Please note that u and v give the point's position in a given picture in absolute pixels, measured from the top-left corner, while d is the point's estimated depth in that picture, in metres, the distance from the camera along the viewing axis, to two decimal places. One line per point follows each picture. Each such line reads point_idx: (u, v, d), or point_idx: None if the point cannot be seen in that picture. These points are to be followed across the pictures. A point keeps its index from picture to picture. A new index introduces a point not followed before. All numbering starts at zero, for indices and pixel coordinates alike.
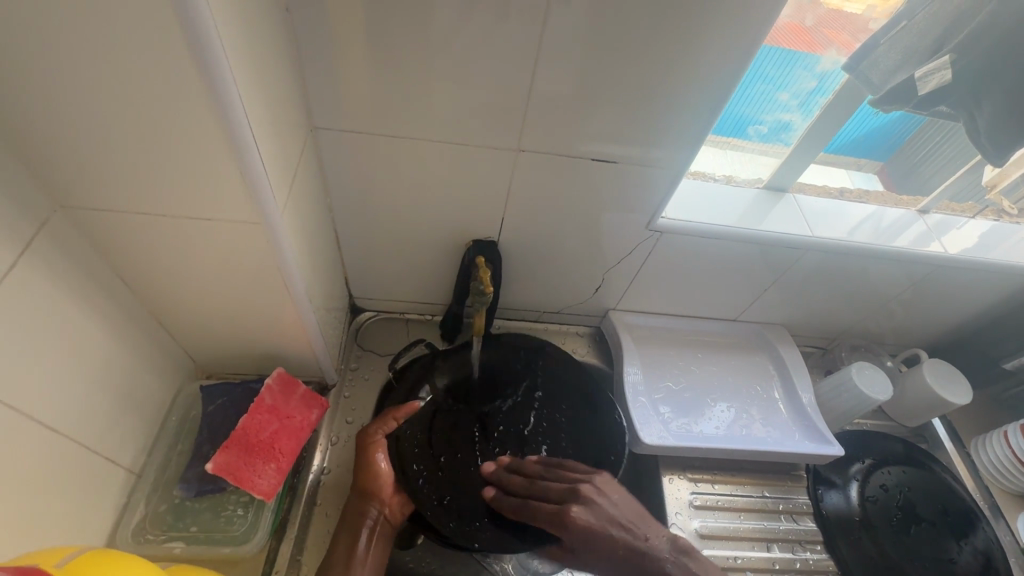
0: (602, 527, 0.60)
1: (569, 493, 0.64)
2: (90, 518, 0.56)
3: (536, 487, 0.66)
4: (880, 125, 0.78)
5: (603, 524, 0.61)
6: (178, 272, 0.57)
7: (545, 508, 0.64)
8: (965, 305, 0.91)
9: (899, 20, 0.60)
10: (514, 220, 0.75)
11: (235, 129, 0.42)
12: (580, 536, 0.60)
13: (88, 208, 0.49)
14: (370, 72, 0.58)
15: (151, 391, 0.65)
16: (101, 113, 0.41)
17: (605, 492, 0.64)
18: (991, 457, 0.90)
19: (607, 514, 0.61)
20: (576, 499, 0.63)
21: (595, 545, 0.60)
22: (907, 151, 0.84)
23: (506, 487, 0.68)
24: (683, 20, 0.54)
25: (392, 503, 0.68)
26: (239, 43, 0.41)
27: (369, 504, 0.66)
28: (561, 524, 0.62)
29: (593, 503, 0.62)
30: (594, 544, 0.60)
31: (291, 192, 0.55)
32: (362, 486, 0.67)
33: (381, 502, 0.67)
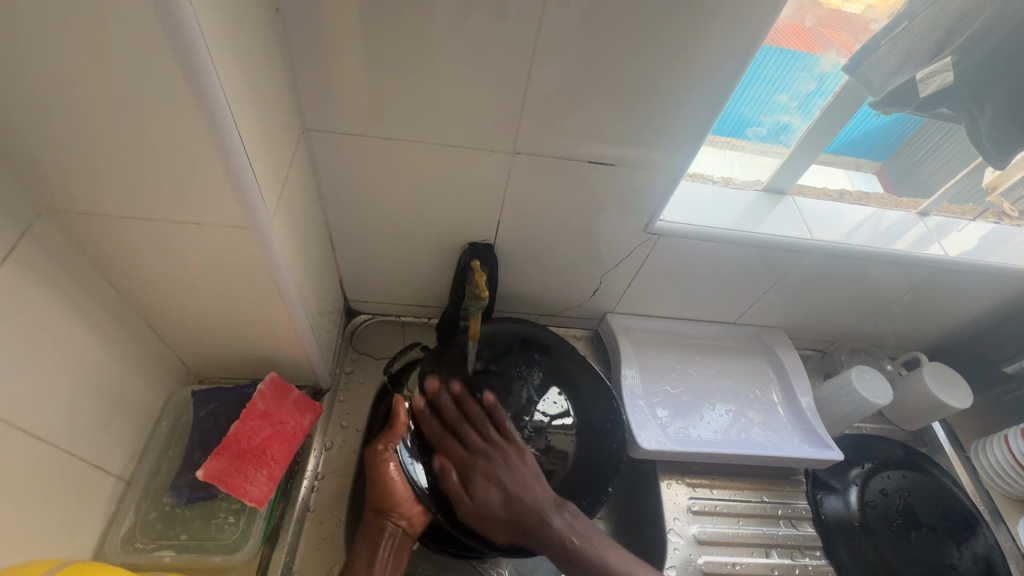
0: (501, 490, 0.67)
1: (483, 450, 0.70)
2: (77, 527, 0.55)
3: (459, 430, 0.71)
4: (880, 126, 0.78)
5: (502, 486, 0.67)
6: (168, 277, 0.56)
7: (455, 450, 0.70)
8: (965, 308, 0.90)
9: (901, 20, 0.59)
10: (510, 222, 0.74)
11: (222, 131, 0.41)
12: (475, 490, 0.67)
13: (74, 212, 0.48)
14: (363, 73, 0.57)
15: (141, 397, 0.64)
16: (84, 115, 0.40)
17: (519, 457, 0.70)
18: (991, 461, 0.90)
19: (511, 478, 0.68)
20: (489, 457, 0.70)
21: (484, 503, 0.67)
22: (905, 152, 0.83)
23: (435, 413, 0.72)
24: (680, 20, 0.53)
25: (410, 515, 0.67)
26: (227, 43, 0.40)
27: (386, 517, 0.65)
28: (467, 477, 0.68)
29: (500, 466, 0.69)
30: (483, 501, 0.67)
31: (283, 195, 0.54)
32: (377, 500, 0.66)
33: (399, 515, 0.66)
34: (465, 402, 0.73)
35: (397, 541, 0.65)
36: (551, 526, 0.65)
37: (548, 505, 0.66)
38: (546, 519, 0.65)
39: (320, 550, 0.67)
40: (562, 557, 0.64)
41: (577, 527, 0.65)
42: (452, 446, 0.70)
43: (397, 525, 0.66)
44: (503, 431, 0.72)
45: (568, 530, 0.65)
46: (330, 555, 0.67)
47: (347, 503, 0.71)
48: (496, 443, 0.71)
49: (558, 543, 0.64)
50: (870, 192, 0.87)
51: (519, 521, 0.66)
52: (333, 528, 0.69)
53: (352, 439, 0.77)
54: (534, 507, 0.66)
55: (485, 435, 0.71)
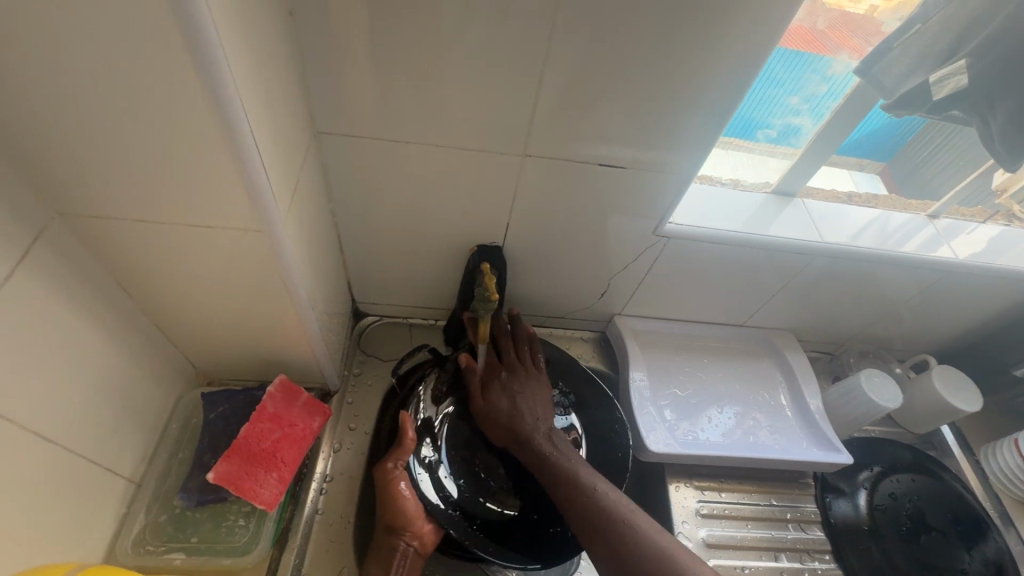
0: (510, 399, 0.73)
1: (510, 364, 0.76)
2: (88, 530, 0.55)
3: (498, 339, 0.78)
4: (883, 126, 0.77)
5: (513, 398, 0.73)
6: (180, 280, 0.56)
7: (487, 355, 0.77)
8: (975, 311, 0.90)
9: (914, 22, 0.60)
10: (519, 225, 0.74)
11: (237, 136, 0.41)
12: (489, 390, 0.74)
13: (88, 216, 0.48)
14: (374, 76, 0.57)
15: (151, 399, 0.64)
16: (100, 119, 0.40)
17: (539, 382, 0.75)
18: (1001, 465, 0.89)
19: (523, 394, 0.73)
20: (512, 372, 0.75)
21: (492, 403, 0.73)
22: (910, 150, 0.82)
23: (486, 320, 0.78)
24: (693, 23, 0.53)
25: (422, 533, 0.66)
26: (242, 48, 0.40)
27: (399, 536, 0.65)
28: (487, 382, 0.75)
29: (519, 382, 0.74)
30: (492, 404, 0.72)
31: (294, 198, 0.54)
32: (390, 519, 0.65)
33: (412, 533, 0.65)
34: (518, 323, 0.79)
35: (409, 562, 0.64)
36: (536, 445, 0.69)
37: (542, 429, 0.70)
38: (534, 439, 0.69)
39: (329, 553, 0.67)
40: (539, 471, 0.68)
41: (563, 451, 0.68)
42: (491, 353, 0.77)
43: (410, 544, 0.65)
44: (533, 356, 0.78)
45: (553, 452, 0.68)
46: (339, 558, 0.67)
47: (356, 506, 0.71)
48: (525, 364, 0.77)
49: (540, 460, 0.68)
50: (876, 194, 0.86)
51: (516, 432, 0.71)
52: (342, 530, 0.69)
53: (360, 441, 0.77)
54: (532, 425, 0.71)
55: (518, 355, 0.77)
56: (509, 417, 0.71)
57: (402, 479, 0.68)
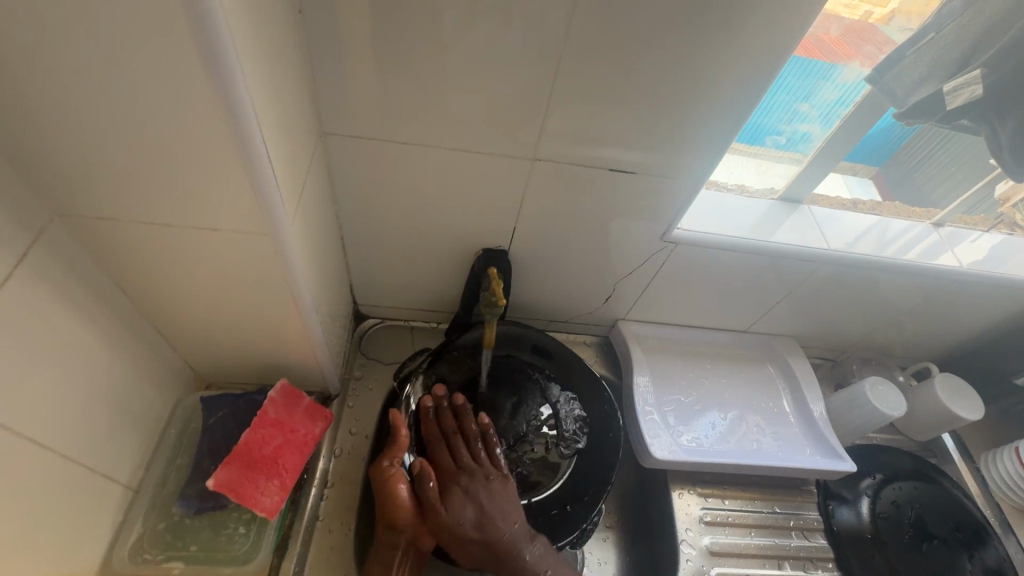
0: (477, 509, 0.66)
1: (467, 467, 0.69)
2: (84, 539, 0.54)
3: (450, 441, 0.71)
4: (881, 133, 0.77)
5: (479, 507, 0.66)
6: (182, 283, 0.55)
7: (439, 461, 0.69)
8: (978, 319, 0.90)
9: (927, 32, 0.61)
10: (525, 229, 0.74)
11: (247, 138, 0.40)
12: (452, 501, 0.66)
13: (88, 217, 0.46)
14: (383, 77, 0.56)
15: (149, 403, 0.62)
16: (105, 118, 0.38)
17: (502, 483, 0.69)
18: (1002, 473, 0.90)
19: (491, 501, 0.67)
20: (474, 476, 0.69)
21: (458, 517, 0.65)
22: (904, 154, 0.81)
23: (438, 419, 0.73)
24: (708, 30, 0.53)
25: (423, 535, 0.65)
26: (253, 46, 0.39)
27: (399, 536, 0.63)
28: (446, 489, 0.67)
29: (483, 487, 0.68)
30: (458, 517, 0.65)
31: (301, 200, 0.53)
32: (389, 517, 0.63)
33: (410, 533, 0.64)
34: (465, 416, 0.73)
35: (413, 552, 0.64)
36: (521, 558, 0.64)
37: (521, 535, 0.66)
38: (518, 550, 0.64)
39: (329, 561, 0.66)
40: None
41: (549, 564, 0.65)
42: (443, 455, 0.70)
43: (410, 543, 0.64)
44: (491, 451, 0.72)
45: (538, 562, 0.65)
46: (340, 566, 0.66)
47: (356, 513, 0.70)
48: (484, 463, 0.70)
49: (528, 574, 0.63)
50: (864, 200, 0.86)
51: (491, 546, 0.65)
52: (342, 538, 0.68)
53: (361, 446, 0.76)
54: (509, 535, 0.65)
55: (473, 453, 0.71)
56: (480, 531, 0.65)
57: (401, 478, 0.65)
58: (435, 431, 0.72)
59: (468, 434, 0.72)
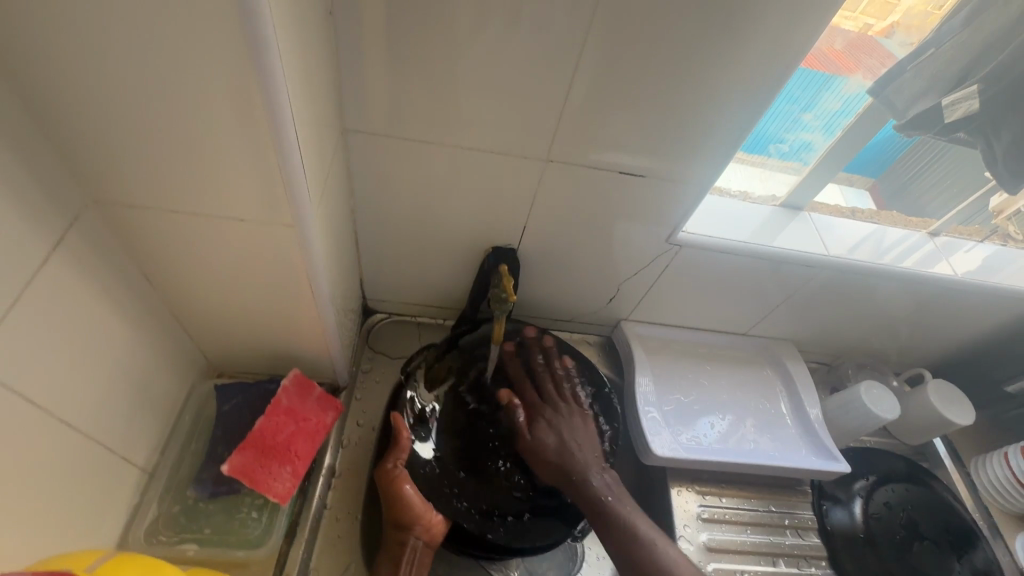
0: (559, 437, 0.73)
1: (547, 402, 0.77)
2: (102, 519, 0.55)
3: (538, 380, 0.79)
4: (878, 145, 0.79)
5: (560, 435, 0.73)
6: (204, 271, 0.56)
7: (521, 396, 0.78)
8: (971, 327, 0.92)
9: (927, 47, 0.64)
10: (535, 229, 0.75)
11: (281, 131, 0.42)
12: (537, 429, 0.74)
13: (120, 204, 0.48)
14: (405, 76, 0.58)
15: (166, 389, 0.64)
16: (147, 107, 0.40)
17: (583, 419, 0.76)
18: (992, 478, 0.92)
19: (571, 431, 0.74)
20: (558, 410, 0.76)
21: (541, 443, 0.73)
22: (899, 168, 0.84)
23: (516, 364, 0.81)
24: (719, 41, 0.55)
25: (431, 529, 0.67)
26: (291, 44, 0.41)
27: (407, 532, 0.66)
28: (531, 422, 0.75)
29: (564, 420, 0.75)
30: (540, 444, 0.73)
31: (323, 194, 0.55)
32: (394, 517, 0.66)
33: (416, 530, 0.66)
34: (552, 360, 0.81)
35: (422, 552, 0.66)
36: (590, 483, 0.70)
37: (593, 465, 0.71)
38: (587, 476, 0.70)
39: (336, 548, 0.68)
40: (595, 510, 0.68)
41: (615, 492, 0.69)
42: (528, 392, 0.78)
43: (419, 539, 0.66)
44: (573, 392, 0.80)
45: (605, 488, 0.69)
46: (347, 554, 0.67)
47: (363, 501, 0.71)
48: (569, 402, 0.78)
49: (592, 495, 0.69)
50: (859, 209, 0.88)
51: (566, 469, 0.71)
52: (349, 526, 0.69)
53: (368, 437, 0.77)
54: (581, 462, 0.71)
55: (559, 392, 0.79)
56: (559, 455, 0.71)
57: (403, 477, 0.68)
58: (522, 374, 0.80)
59: (551, 378, 0.80)
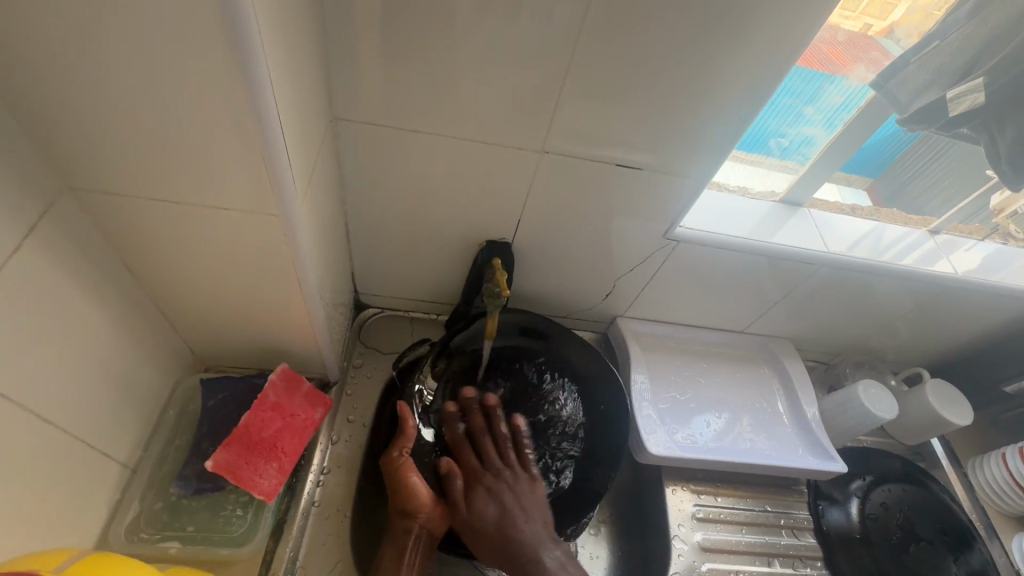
0: (499, 506, 0.67)
1: (484, 474, 0.70)
2: (81, 516, 0.54)
3: (479, 443, 0.72)
4: (876, 144, 0.78)
5: (501, 505, 0.67)
6: (188, 262, 0.55)
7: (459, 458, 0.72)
8: (971, 326, 0.91)
9: (932, 39, 0.63)
10: (530, 223, 0.74)
11: (263, 118, 0.40)
12: (474, 499, 0.67)
13: (99, 192, 0.47)
14: (395, 64, 0.56)
15: (149, 383, 0.62)
16: (122, 88, 0.39)
17: (528, 486, 0.69)
18: (989, 478, 0.91)
19: (514, 500, 0.67)
20: (501, 476, 0.70)
21: (480, 514, 0.66)
22: (901, 167, 0.83)
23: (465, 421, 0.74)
24: (720, 32, 0.53)
25: (436, 518, 0.66)
26: (274, 26, 0.39)
27: (412, 521, 0.65)
28: (472, 489, 0.69)
29: (508, 488, 0.68)
30: (479, 515, 0.66)
31: (311, 184, 0.53)
32: (402, 505, 0.65)
33: (422, 519, 0.65)
34: (499, 420, 0.74)
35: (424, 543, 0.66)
36: (540, 563, 0.62)
37: (544, 540, 0.64)
38: (538, 554, 0.62)
39: (324, 547, 0.66)
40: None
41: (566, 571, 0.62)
42: (470, 456, 0.71)
43: (423, 528, 0.65)
44: (521, 455, 0.72)
45: (558, 568, 0.62)
46: (335, 552, 0.66)
47: (353, 499, 0.70)
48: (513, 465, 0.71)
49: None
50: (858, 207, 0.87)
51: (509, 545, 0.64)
52: (338, 525, 0.68)
53: (358, 434, 0.76)
54: (528, 535, 0.64)
55: (502, 454, 0.72)
56: (501, 530, 0.65)
57: (411, 467, 0.66)
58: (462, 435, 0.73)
59: (494, 439, 0.73)
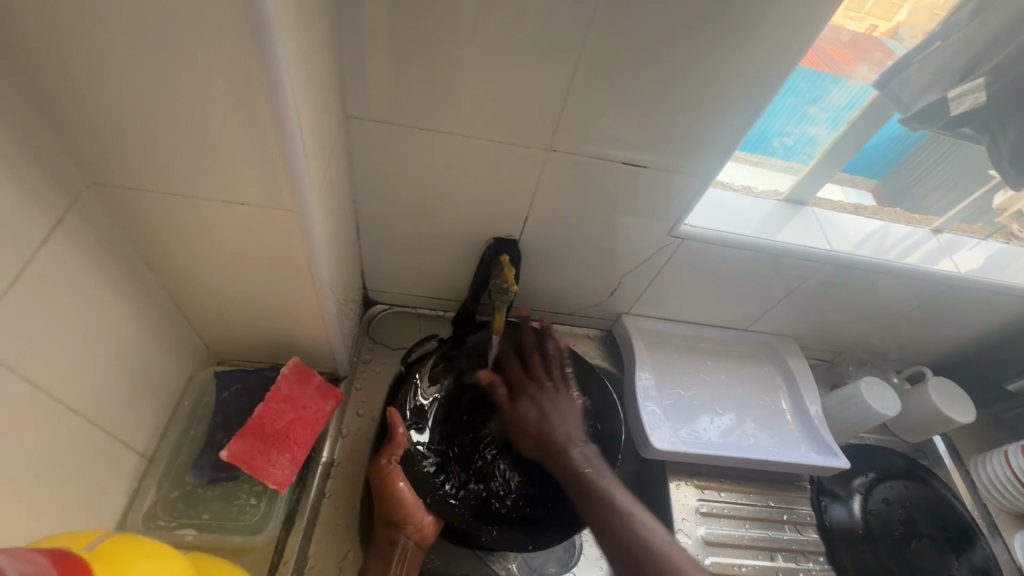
0: (539, 413, 0.73)
1: (529, 383, 0.76)
2: (100, 503, 0.55)
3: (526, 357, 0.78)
4: (878, 145, 0.79)
5: (542, 410, 0.73)
6: (204, 256, 0.56)
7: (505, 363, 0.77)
8: (974, 324, 0.92)
9: (934, 40, 0.64)
10: (537, 220, 0.75)
11: (282, 116, 0.42)
12: (518, 404, 0.74)
13: (121, 187, 0.48)
14: (407, 64, 0.57)
15: (165, 375, 0.64)
16: (147, 87, 0.40)
17: (569, 397, 0.75)
18: (991, 476, 0.92)
19: (553, 408, 0.73)
20: (543, 387, 0.75)
21: (523, 416, 0.73)
22: (905, 166, 0.84)
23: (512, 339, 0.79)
24: (725, 32, 0.55)
25: (422, 527, 0.67)
26: (294, 27, 0.40)
27: (399, 531, 0.66)
28: (517, 396, 0.75)
29: (551, 397, 0.74)
30: (522, 416, 0.73)
31: (325, 181, 0.55)
32: (388, 515, 0.66)
33: (408, 529, 0.66)
34: (546, 338, 0.79)
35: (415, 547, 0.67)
36: (569, 455, 0.69)
37: (577, 439, 0.71)
38: (569, 449, 0.69)
39: (335, 537, 0.68)
40: (575, 482, 0.68)
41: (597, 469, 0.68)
42: (516, 368, 0.77)
43: (410, 538, 0.66)
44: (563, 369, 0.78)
45: (585, 462, 0.69)
46: (345, 543, 0.67)
47: (362, 491, 0.71)
48: (556, 378, 0.77)
49: (572, 468, 0.68)
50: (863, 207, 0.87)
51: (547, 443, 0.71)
52: (348, 516, 0.69)
53: (368, 428, 0.77)
54: (563, 436, 0.71)
55: (546, 369, 0.77)
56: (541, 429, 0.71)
57: (397, 474, 0.68)
58: (508, 351, 0.79)
59: (540, 354, 0.78)
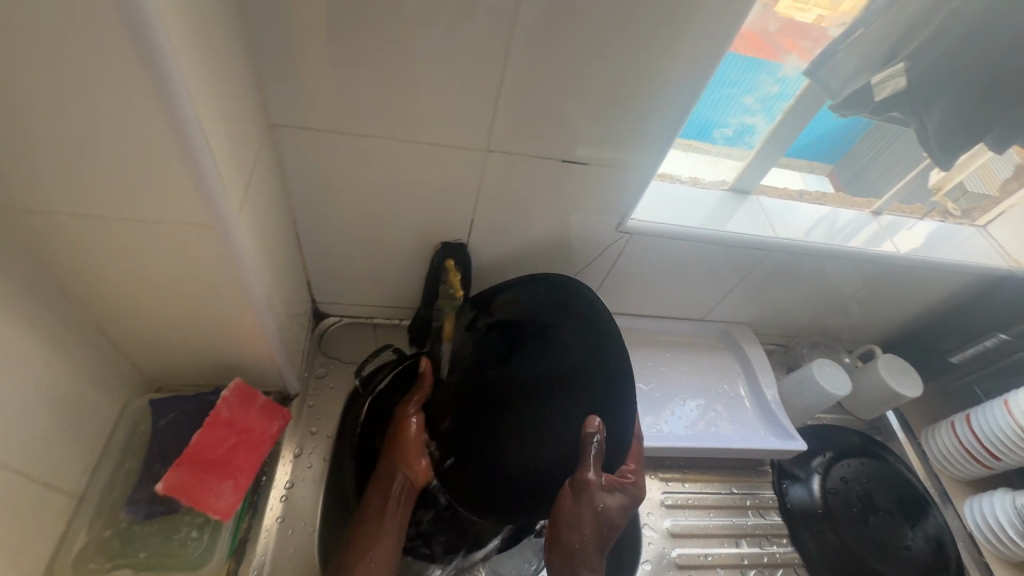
0: (575, 505, 0.63)
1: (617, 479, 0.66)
2: (23, 550, 0.52)
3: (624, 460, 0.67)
4: (831, 131, 0.81)
5: (582, 508, 0.63)
6: (124, 279, 0.53)
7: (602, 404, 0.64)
8: (916, 301, 0.95)
9: (857, 27, 0.64)
10: (483, 223, 0.74)
11: (183, 125, 0.39)
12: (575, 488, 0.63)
13: (17, 211, 0.45)
14: (327, 68, 0.55)
15: (92, 407, 0.60)
16: (29, 103, 0.37)
17: (610, 511, 0.64)
18: (941, 446, 0.95)
19: (594, 518, 0.63)
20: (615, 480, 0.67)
21: (570, 496, 0.63)
22: (857, 153, 0.86)
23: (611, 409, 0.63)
24: (650, 24, 0.54)
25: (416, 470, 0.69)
26: (187, 32, 0.38)
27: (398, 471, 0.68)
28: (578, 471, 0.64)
29: (599, 503, 0.63)
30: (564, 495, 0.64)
31: (247, 195, 0.52)
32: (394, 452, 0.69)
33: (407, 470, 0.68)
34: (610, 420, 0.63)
35: (404, 495, 0.67)
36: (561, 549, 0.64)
37: (576, 538, 0.64)
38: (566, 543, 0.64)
39: (288, 561, 0.66)
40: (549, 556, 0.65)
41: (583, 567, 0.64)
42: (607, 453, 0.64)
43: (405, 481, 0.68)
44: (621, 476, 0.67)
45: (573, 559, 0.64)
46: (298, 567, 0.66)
47: (317, 512, 0.70)
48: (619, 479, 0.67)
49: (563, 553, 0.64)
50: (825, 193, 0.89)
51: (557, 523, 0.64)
52: (303, 537, 0.68)
53: (320, 445, 0.76)
54: (574, 537, 0.63)
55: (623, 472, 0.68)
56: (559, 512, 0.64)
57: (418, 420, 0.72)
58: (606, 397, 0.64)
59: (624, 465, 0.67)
